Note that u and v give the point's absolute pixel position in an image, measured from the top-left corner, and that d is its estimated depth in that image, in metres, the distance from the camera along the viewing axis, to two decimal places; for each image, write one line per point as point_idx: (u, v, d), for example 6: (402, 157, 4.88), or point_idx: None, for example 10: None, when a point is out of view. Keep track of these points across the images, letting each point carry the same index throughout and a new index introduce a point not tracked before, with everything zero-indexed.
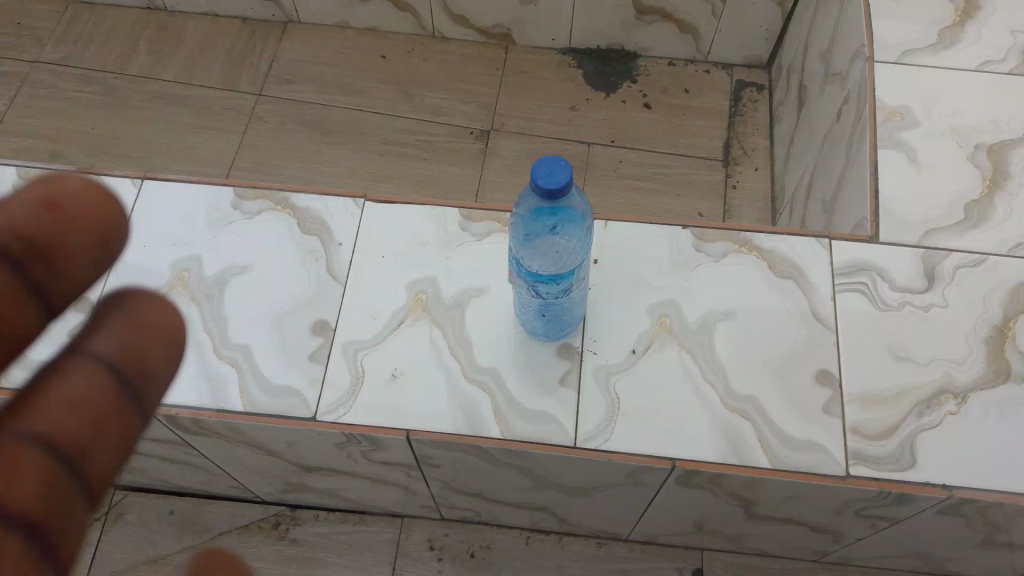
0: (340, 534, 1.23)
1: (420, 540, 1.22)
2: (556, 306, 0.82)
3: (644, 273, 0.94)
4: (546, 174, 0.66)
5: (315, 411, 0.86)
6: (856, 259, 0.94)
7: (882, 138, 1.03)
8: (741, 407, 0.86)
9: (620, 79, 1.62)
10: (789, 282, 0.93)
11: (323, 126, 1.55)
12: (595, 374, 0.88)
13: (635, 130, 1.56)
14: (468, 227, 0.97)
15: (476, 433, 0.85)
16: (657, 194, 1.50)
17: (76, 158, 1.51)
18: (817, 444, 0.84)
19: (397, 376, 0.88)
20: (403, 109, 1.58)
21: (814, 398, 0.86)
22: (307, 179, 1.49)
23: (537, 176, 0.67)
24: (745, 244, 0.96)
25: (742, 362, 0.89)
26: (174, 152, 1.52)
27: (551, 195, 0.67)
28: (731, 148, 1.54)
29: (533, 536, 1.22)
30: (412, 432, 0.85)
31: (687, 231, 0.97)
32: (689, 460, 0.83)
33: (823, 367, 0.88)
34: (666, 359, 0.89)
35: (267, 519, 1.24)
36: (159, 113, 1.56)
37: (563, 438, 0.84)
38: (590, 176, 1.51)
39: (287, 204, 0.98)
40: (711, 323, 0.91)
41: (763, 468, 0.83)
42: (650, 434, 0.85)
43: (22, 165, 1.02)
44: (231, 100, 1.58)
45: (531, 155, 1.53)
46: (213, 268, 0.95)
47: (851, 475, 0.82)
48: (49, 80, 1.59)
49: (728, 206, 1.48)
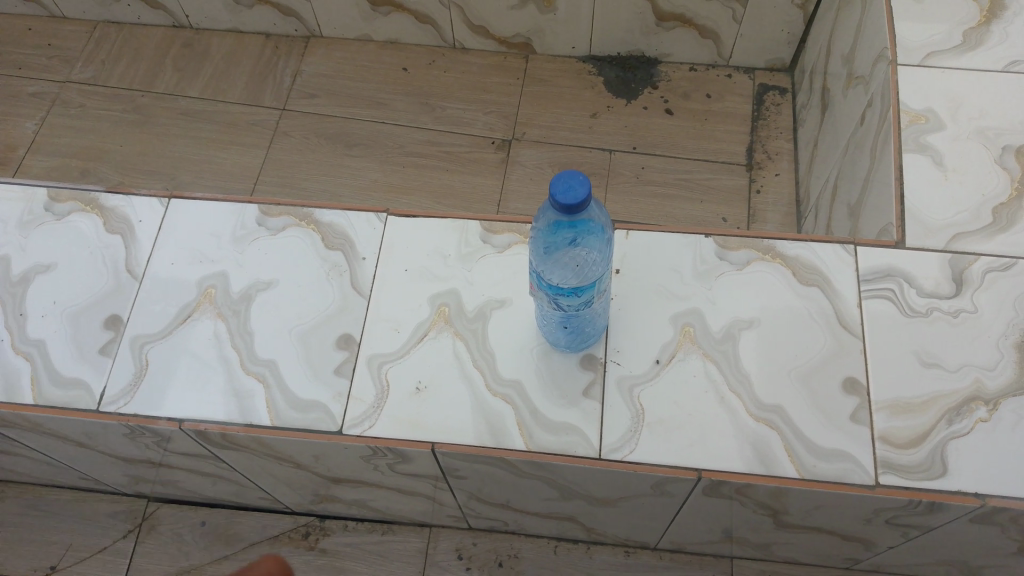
0: (369, 543, 1.23)
1: (449, 549, 1.22)
2: (578, 317, 0.82)
3: (667, 282, 0.94)
4: (564, 189, 0.67)
5: (341, 424, 0.87)
6: (882, 265, 0.93)
7: (907, 141, 1.02)
8: (767, 416, 0.85)
9: (641, 85, 1.62)
10: (813, 289, 0.93)
11: (346, 139, 1.57)
12: (619, 385, 0.88)
13: (657, 137, 1.56)
14: (489, 239, 0.97)
15: (500, 445, 0.85)
16: (680, 200, 1.49)
17: (105, 176, 1.54)
18: (845, 453, 0.83)
19: (421, 389, 0.88)
20: (425, 120, 1.59)
21: (841, 407, 0.86)
22: (332, 192, 1.51)
23: (555, 193, 0.67)
24: (769, 252, 0.95)
25: (767, 371, 0.88)
26: (201, 167, 1.54)
27: (569, 210, 0.68)
28: (754, 152, 1.53)
29: (561, 545, 1.22)
30: (437, 445, 0.85)
31: (710, 240, 0.96)
32: (715, 470, 0.83)
33: (850, 375, 0.87)
34: (690, 369, 0.88)
35: (297, 529, 1.25)
36: (186, 129, 1.59)
37: (587, 449, 0.84)
38: (612, 184, 1.51)
39: (311, 219, 1.00)
40: (735, 332, 0.91)
41: (790, 477, 0.82)
42: (676, 445, 0.84)
43: (53, 186, 1.04)
44: (256, 115, 1.60)
45: (553, 163, 1.53)
46: (238, 284, 0.96)
47: (881, 484, 0.81)
48: (78, 100, 1.62)
49: (752, 211, 1.47)
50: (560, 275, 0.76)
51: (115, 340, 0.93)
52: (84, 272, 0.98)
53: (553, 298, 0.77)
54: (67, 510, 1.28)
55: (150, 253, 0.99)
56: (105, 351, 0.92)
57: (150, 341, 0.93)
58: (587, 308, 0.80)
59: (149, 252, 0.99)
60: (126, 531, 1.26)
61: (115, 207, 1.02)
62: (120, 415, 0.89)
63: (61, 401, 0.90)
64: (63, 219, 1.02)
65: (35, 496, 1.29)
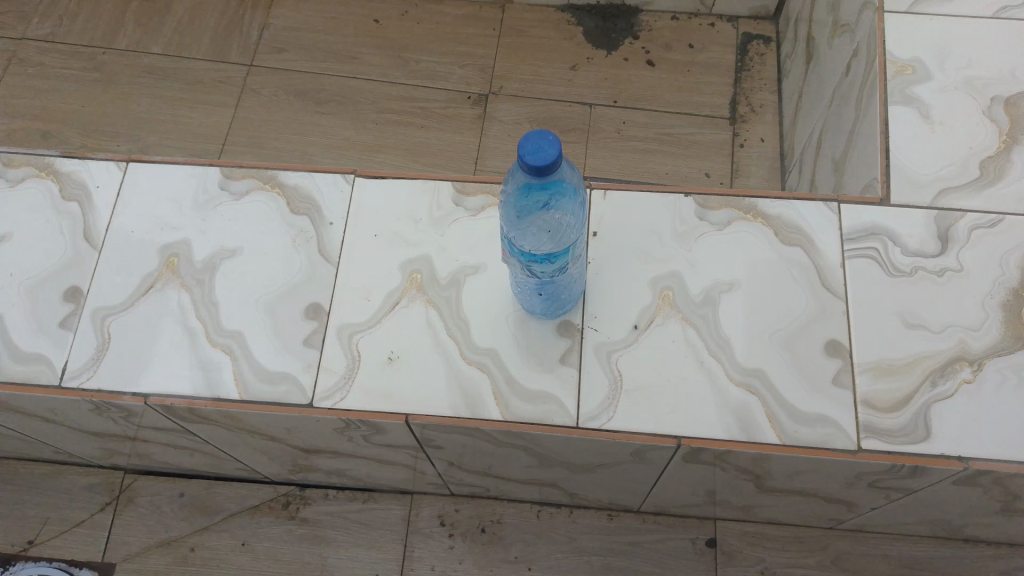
0: (349, 512, 1.22)
1: (431, 516, 1.21)
2: (554, 284, 0.79)
3: (646, 244, 0.91)
4: (533, 149, 0.64)
5: (311, 397, 0.84)
6: (865, 223, 0.91)
7: (893, 93, 0.98)
8: (748, 381, 0.84)
9: (622, 35, 1.57)
10: (796, 249, 0.90)
11: (317, 96, 1.51)
12: (597, 352, 0.86)
13: (638, 89, 1.51)
14: (462, 202, 0.94)
15: (476, 416, 0.83)
16: (663, 155, 1.45)
17: (68, 138, 1.48)
18: (826, 417, 0.81)
19: (394, 359, 0.86)
20: (398, 74, 1.54)
21: (823, 370, 0.84)
22: (304, 152, 1.46)
23: (524, 148, 0.64)
24: (751, 211, 0.92)
25: (748, 334, 0.86)
26: (167, 127, 1.49)
27: (539, 172, 0.64)
28: (738, 105, 1.49)
29: (544, 510, 1.21)
30: (412, 416, 0.83)
31: (690, 200, 0.93)
32: (695, 438, 0.81)
33: (833, 338, 0.85)
34: (669, 333, 0.86)
35: (277, 499, 1.23)
36: (149, 88, 1.53)
37: (565, 419, 0.82)
38: (593, 139, 1.47)
39: (276, 183, 0.96)
40: (715, 295, 0.88)
41: (771, 443, 0.81)
42: (655, 412, 0.82)
43: (4, 151, 0.99)
44: (222, 72, 1.54)
45: (532, 119, 1.49)
46: (202, 252, 0.93)
47: (863, 448, 0.80)
48: (37, 58, 1.55)
49: (736, 165, 1.44)
50: (532, 239, 0.74)
51: (75, 313, 0.90)
52: (40, 243, 0.94)
53: (526, 265, 0.74)
54: (41, 483, 1.26)
55: (109, 220, 0.95)
56: (65, 324, 0.89)
57: (111, 313, 0.89)
58: (562, 274, 0.77)
59: (108, 220, 0.95)
60: (104, 503, 1.24)
61: (70, 173, 0.97)
62: (84, 391, 0.86)
63: (21, 378, 0.87)
64: (17, 186, 0.97)
65: (9, 470, 1.27)
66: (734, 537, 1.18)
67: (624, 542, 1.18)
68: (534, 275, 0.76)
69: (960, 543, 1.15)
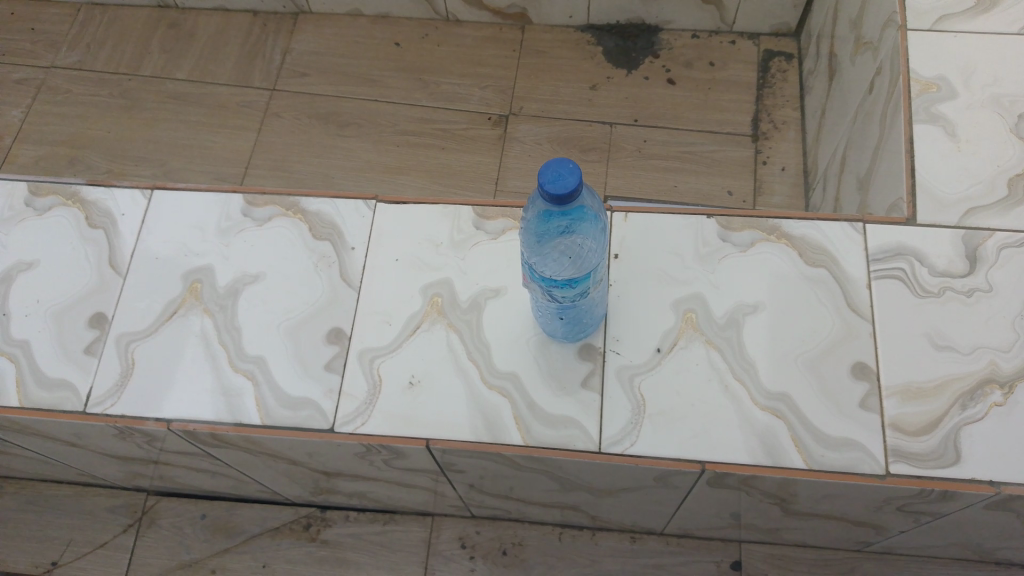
0: (370, 534, 1.22)
1: (451, 539, 1.20)
2: (575, 308, 0.79)
3: (668, 265, 0.90)
4: (553, 178, 0.63)
5: (333, 422, 0.84)
6: (890, 243, 0.89)
7: (917, 112, 0.97)
8: (773, 405, 0.82)
9: (642, 54, 1.57)
10: (821, 270, 0.89)
11: (338, 119, 1.53)
12: (619, 376, 0.85)
13: (658, 107, 1.51)
14: (482, 225, 0.94)
15: (497, 441, 0.82)
16: (684, 174, 1.45)
17: (94, 164, 1.50)
18: (853, 442, 0.80)
19: (414, 384, 0.86)
20: (419, 96, 1.55)
21: (850, 394, 0.83)
22: (326, 175, 1.47)
23: (543, 177, 0.64)
24: (774, 232, 0.91)
25: (772, 356, 0.85)
26: (190, 152, 1.51)
27: (559, 200, 0.64)
28: (760, 122, 1.49)
29: (565, 532, 1.20)
30: (433, 442, 0.83)
31: (712, 220, 0.92)
32: (720, 463, 0.80)
33: (860, 361, 0.84)
34: (692, 357, 0.85)
35: (298, 521, 1.23)
36: (173, 113, 1.54)
37: (587, 443, 0.82)
38: (613, 158, 1.47)
39: (297, 209, 0.96)
40: (739, 317, 0.87)
41: (797, 468, 0.80)
42: (678, 437, 0.81)
43: (33, 179, 1.01)
44: (245, 96, 1.55)
45: (552, 139, 1.49)
46: (224, 278, 0.93)
47: (892, 474, 0.79)
48: (65, 86, 1.58)
49: (759, 183, 1.43)
50: (553, 264, 0.74)
51: (100, 339, 0.91)
52: (67, 269, 0.95)
53: (547, 290, 0.74)
54: (67, 505, 1.27)
55: (133, 247, 0.96)
56: (90, 350, 0.90)
57: (136, 339, 0.90)
58: (583, 298, 0.77)
59: (133, 246, 0.96)
60: (127, 524, 1.25)
61: (96, 200, 0.98)
62: (108, 417, 0.87)
63: (48, 403, 0.87)
64: (44, 213, 0.99)
65: (35, 491, 1.28)
66: (760, 560, 1.16)
67: (647, 565, 1.17)
68: (555, 300, 0.76)
69: (993, 567, 1.13)
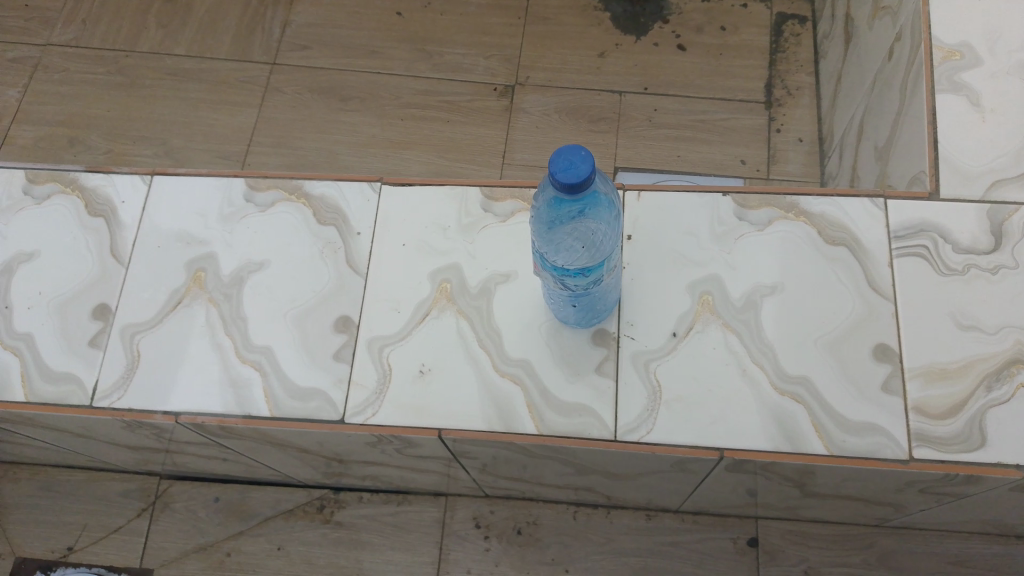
0: (384, 515, 1.21)
1: (466, 518, 1.19)
2: (588, 295, 0.77)
3: (682, 246, 0.88)
4: (564, 165, 0.61)
5: (343, 413, 0.83)
6: (913, 219, 0.86)
7: (940, 80, 0.93)
8: (793, 390, 0.81)
9: (651, 19, 1.52)
10: (841, 248, 0.86)
11: (341, 93, 1.49)
12: (634, 362, 0.83)
13: (668, 75, 1.47)
14: (490, 207, 0.91)
15: (510, 430, 0.81)
16: (695, 143, 1.41)
17: (94, 144, 1.47)
18: (876, 426, 0.79)
19: (425, 373, 0.84)
20: (423, 68, 1.51)
21: (871, 377, 0.81)
22: (330, 151, 1.44)
23: (554, 169, 0.61)
24: (792, 209, 0.88)
25: (791, 339, 0.83)
26: (191, 130, 1.48)
27: (571, 188, 0.62)
28: (773, 88, 1.44)
29: (580, 511, 1.19)
30: (445, 432, 0.81)
31: (728, 198, 0.89)
32: (739, 450, 0.79)
33: (881, 342, 0.82)
34: (709, 341, 0.83)
35: (312, 503, 1.22)
36: (173, 90, 1.51)
37: (603, 432, 0.80)
38: (623, 128, 1.43)
39: (301, 193, 0.94)
40: (756, 299, 0.85)
41: (818, 454, 0.78)
42: (695, 423, 0.80)
43: (30, 167, 0.99)
44: (245, 71, 1.52)
45: (560, 109, 1.45)
46: (229, 266, 0.91)
47: (915, 459, 0.77)
48: (61, 64, 1.54)
49: (773, 152, 1.39)
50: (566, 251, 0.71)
51: (105, 331, 0.89)
52: (69, 260, 0.93)
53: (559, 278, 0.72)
54: (80, 490, 1.27)
55: (135, 236, 0.94)
56: (95, 343, 0.88)
57: (141, 330, 0.89)
58: (597, 285, 0.75)
59: (135, 235, 0.94)
60: (142, 508, 1.25)
61: (95, 188, 0.96)
62: (116, 410, 0.85)
63: (54, 398, 0.86)
64: (43, 202, 0.97)
65: (47, 477, 1.28)
66: (777, 536, 1.15)
67: (663, 543, 1.16)
68: (567, 287, 0.74)
69: (1012, 540, 1.12)
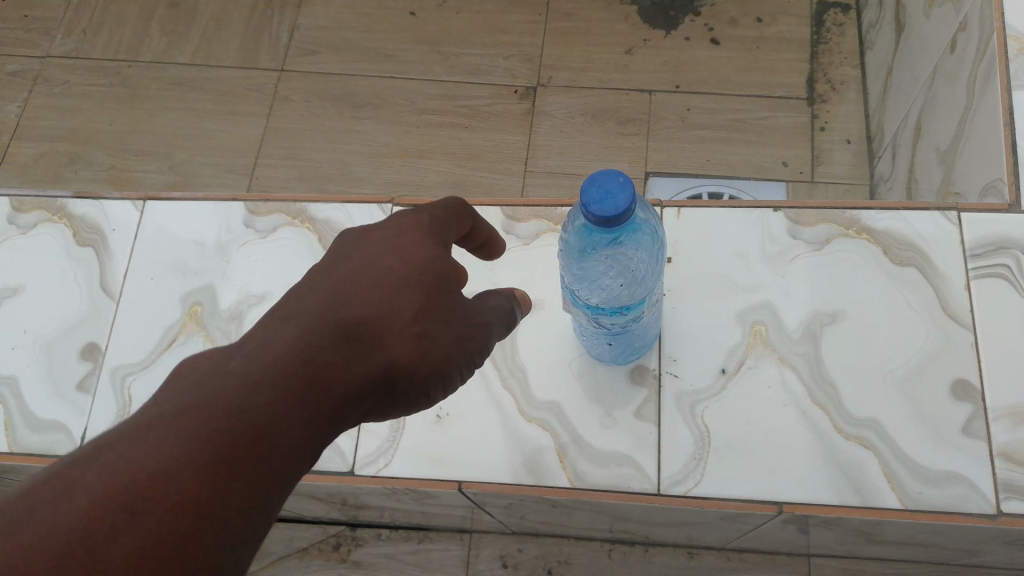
0: (405, 554, 1.13)
1: (493, 557, 1.11)
2: (626, 334, 0.68)
3: (730, 270, 0.79)
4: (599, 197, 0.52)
5: (353, 464, 0.74)
6: (991, 234, 0.76)
7: (1017, 76, 0.81)
8: (860, 434, 0.71)
9: (682, 12, 1.42)
10: (910, 270, 0.76)
11: (353, 99, 1.41)
12: (678, 403, 0.74)
13: (702, 71, 1.37)
14: (513, 229, 0.83)
15: (540, 483, 0.72)
16: (732, 144, 1.31)
17: (97, 160, 1.41)
18: (958, 475, 0.68)
19: (443, 418, 0.75)
20: (439, 71, 1.42)
21: (950, 417, 0.70)
22: (342, 162, 1.36)
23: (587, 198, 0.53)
24: (853, 225, 0.79)
25: (857, 374, 0.73)
26: (197, 143, 1.40)
27: (608, 224, 0.53)
28: (816, 83, 1.34)
29: (615, 549, 1.10)
30: (466, 484, 0.73)
31: (780, 215, 0.80)
32: (800, 504, 0.69)
33: (961, 377, 0.72)
34: (763, 378, 0.74)
35: (327, 541, 1.14)
36: (177, 101, 1.44)
37: (645, 484, 0.71)
38: (654, 130, 1.33)
39: (305, 217, 0.86)
40: (816, 330, 0.75)
41: (891, 509, 0.68)
42: (749, 474, 0.71)
43: (16, 193, 0.92)
44: (253, 79, 1.44)
45: (586, 111, 1.36)
46: (227, 299, 0.83)
47: (1004, 514, 0.67)
48: (62, 76, 1.48)
49: (817, 152, 1.29)
50: (601, 286, 0.62)
51: (94, 373, 0.81)
52: (56, 295, 0.86)
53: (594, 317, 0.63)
54: None
55: (126, 268, 0.86)
56: (83, 386, 0.81)
57: (132, 372, 0.81)
58: (636, 323, 0.66)
59: (126, 266, 0.86)
60: None
61: (84, 215, 0.89)
62: None
63: (39, 448, 0.79)
64: (29, 231, 0.89)
65: None
66: (829, 574, 1.06)
67: None
68: (602, 326, 0.65)
69: None
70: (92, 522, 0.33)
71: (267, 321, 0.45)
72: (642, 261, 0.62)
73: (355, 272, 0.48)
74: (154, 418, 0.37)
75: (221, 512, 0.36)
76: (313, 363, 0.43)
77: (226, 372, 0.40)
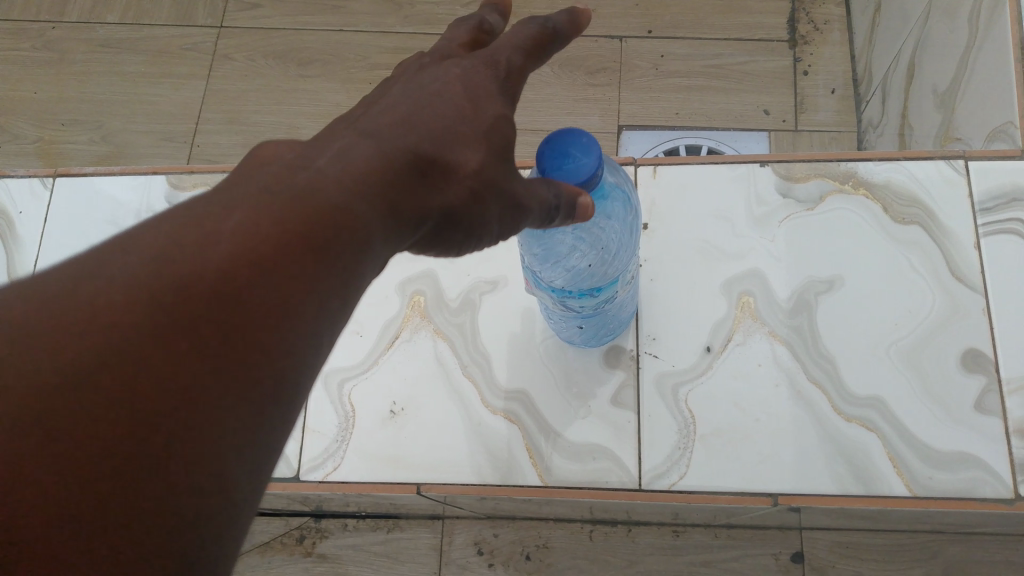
0: (373, 544, 1.00)
1: (465, 544, 0.98)
2: (599, 316, 0.60)
3: (713, 235, 0.71)
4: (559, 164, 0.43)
5: (297, 469, 0.66)
6: (1003, 184, 0.68)
7: None
8: (862, 415, 0.63)
9: None
10: (913, 228, 0.68)
11: (299, 56, 1.29)
12: (659, 387, 0.66)
13: (676, 14, 1.26)
14: None
15: (507, 482, 0.65)
16: (710, 93, 1.22)
17: (23, 133, 1.29)
18: (970, 456, 0.61)
19: (398, 413, 0.67)
20: (391, 21, 1.30)
21: (961, 392, 0.63)
22: (290, 125, 1.26)
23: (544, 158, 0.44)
24: (849, 180, 0.71)
25: (857, 348, 0.65)
26: (132, 109, 1.29)
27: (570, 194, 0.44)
28: (799, 23, 1.24)
29: (597, 530, 0.96)
30: (425, 487, 0.65)
31: (768, 170, 0.72)
32: (796, 495, 0.62)
33: (972, 347, 0.64)
34: (753, 355, 0.66)
35: (289, 534, 1.01)
36: (108, 64, 1.32)
37: (624, 479, 0.64)
38: (626, 80, 1.23)
39: None
40: (811, 298, 0.68)
41: (897, 497, 0.61)
42: (739, 463, 0.63)
43: None
44: (189, 38, 1.32)
45: (552, 61, 1.25)
46: None
47: (1022, 498, 0.60)
48: None
49: (800, 98, 1.20)
50: (565, 266, 0.53)
51: None
52: None
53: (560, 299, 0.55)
54: None
55: (37, 256, 0.77)
56: None
57: None
58: (609, 304, 0.58)
59: (37, 253, 0.76)
60: None
61: None
62: None
63: None
64: None
65: None
66: (825, 550, 0.92)
67: (693, 563, 0.94)
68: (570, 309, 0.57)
69: None
70: (163, 310, 0.26)
71: (345, 134, 0.36)
72: (618, 233, 0.53)
73: (431, 98, 0.39)
74: (237, 207, 0.30)
75: (292, 337, 0.28)
76: (394, 187, 0.34)
77: (285, 190, 0.31)
